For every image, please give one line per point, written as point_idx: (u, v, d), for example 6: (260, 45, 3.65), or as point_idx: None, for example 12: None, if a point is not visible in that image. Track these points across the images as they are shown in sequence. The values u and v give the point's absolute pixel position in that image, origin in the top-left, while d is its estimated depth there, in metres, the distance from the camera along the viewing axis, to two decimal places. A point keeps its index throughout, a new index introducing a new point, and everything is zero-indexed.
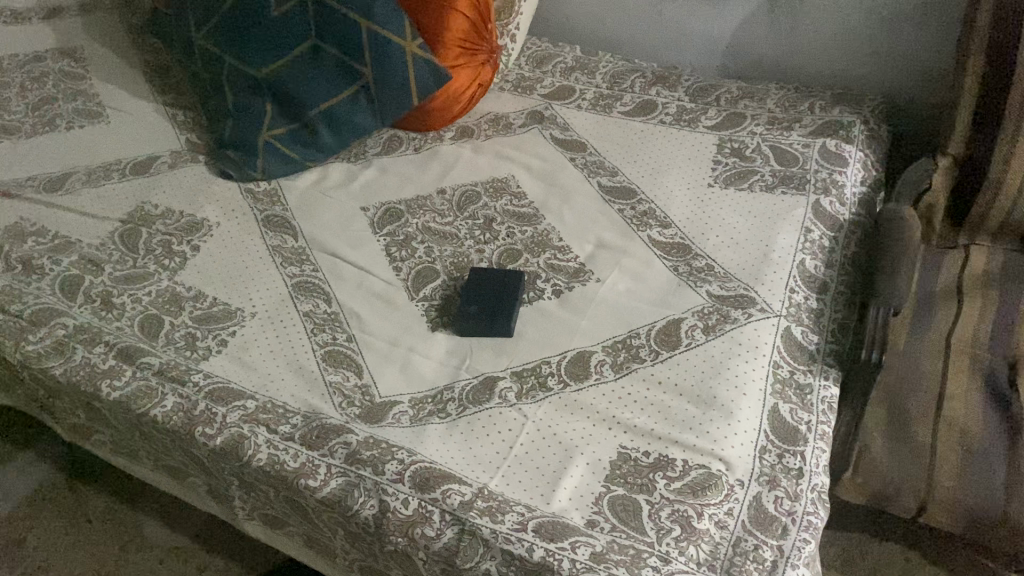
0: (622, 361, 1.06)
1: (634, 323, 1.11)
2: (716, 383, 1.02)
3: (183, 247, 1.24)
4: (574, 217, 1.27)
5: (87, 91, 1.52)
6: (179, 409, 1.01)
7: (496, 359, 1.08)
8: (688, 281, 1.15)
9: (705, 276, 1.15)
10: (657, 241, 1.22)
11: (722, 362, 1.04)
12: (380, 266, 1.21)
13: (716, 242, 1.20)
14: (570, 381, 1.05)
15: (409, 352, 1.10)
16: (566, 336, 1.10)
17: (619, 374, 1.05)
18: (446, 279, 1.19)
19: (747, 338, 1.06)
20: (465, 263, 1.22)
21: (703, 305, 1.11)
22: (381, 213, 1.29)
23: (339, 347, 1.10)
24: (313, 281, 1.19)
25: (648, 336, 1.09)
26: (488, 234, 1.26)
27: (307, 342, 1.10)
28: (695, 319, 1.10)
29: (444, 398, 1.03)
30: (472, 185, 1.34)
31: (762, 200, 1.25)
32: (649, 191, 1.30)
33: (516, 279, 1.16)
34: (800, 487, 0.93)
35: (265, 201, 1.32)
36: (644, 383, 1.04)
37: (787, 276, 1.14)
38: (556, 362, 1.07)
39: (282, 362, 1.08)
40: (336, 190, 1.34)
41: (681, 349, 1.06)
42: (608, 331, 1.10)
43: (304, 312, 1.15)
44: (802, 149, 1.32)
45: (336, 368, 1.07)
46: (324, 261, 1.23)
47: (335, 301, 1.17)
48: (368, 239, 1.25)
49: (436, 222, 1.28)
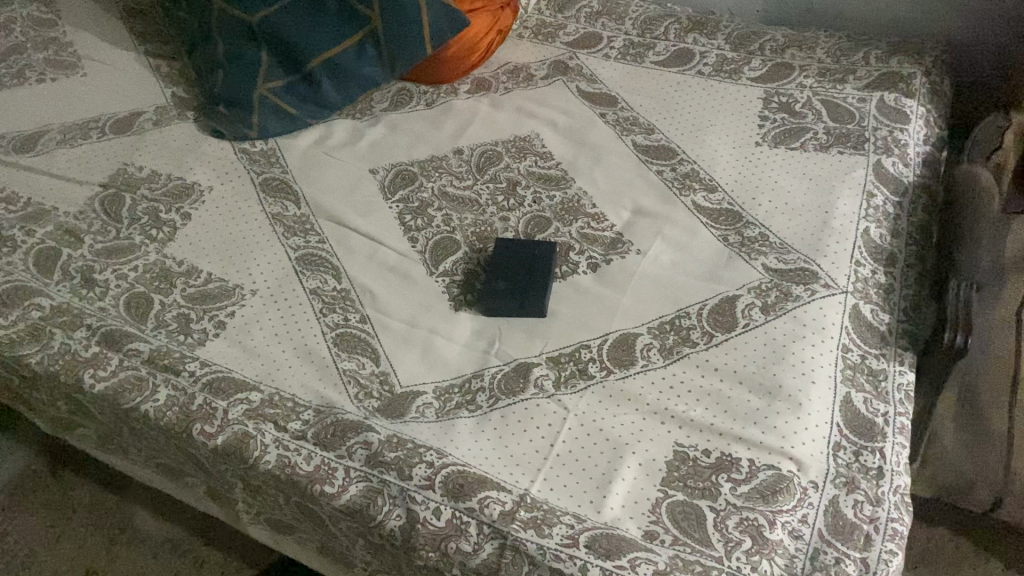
0: (672, 344, 0.95)
1: (683, 300, 0.99)
2: (780, 370, 0.91)
3: (172, 215, 1.10)
4: (608, 181, 1.15)
5: (59, 40, 1.37)
6: (173, 404, 0.88)
7: (530, 343, 0.97)
8: (741, 253, 1.04)
9: (758, 247, 1.04)
10: (702, 207, 1.10)
11: (785, 347, 0.93)
12: (393, 236, 1.09)
13: (768, 209, 1.08)
14: (614, 368, 0.93)
15: (431, 335, 0.98)
16: (606, 316, 0.99)
17: (668, 360, 0.94)
18: (468, 251, 1.07)
19: (812, 319, 0.95)
20: (488, 234, 1.09)
21: (760, 281, 1.00)
22: (392, 176, 1.16)
23: (352, 330, 0.98)
24: (319, 253, 1.07)
25: (699, 315, 0.97)
26: (513, 200, 1.13)
27: (316, 324, 0.98)
28: (751, 296, 0.98)
29: (473, 388, 0.92)
30: (492, 144, 1.21)
31: (817, 160, 1.13)
32: (690, 151, 1.17)
33: (547, 252, 1.04)
34: (882, 490, 0.83)
35: (262, 162, 1.18)
36: (699, 370, 0.92)
37: (852, 247, 1.02)
38: (596, 346, 0.96)
39: (289, 348, 0.96)
40: (341, 149, 1.20)
41: (737, 331, 0.95)
42: (654, 309, 0.99)
43: (311, 289, 1.02)
44: (858, 103, 1.19)
45: (350, 354, 0.95)
46: (331, 230, 1.10)
47: (344, 276, 1.04)
48: (379, 204, 1.13)
49: (454, 186, 1.15)
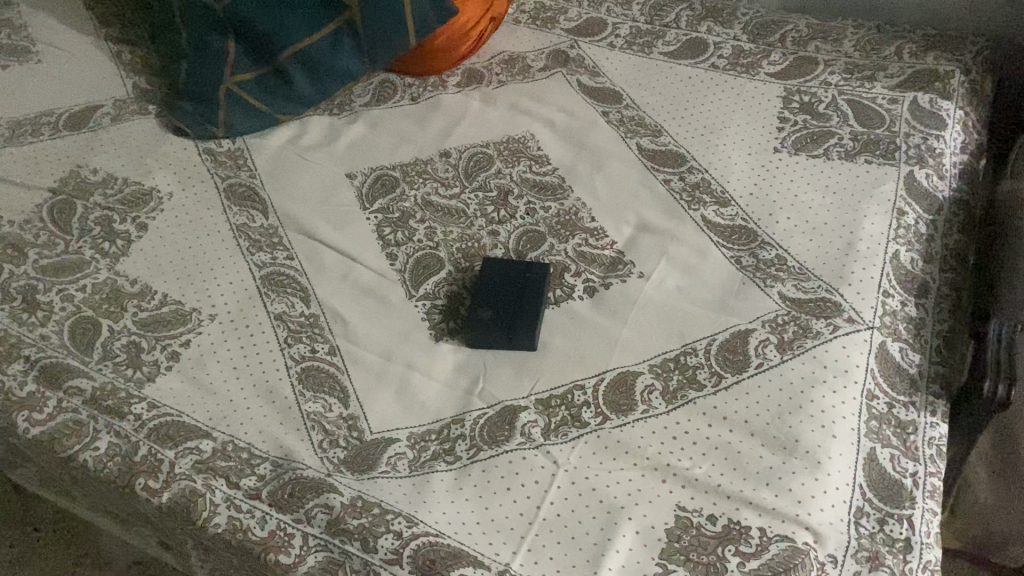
0: (676, 387, 0.85)
1: (688, 333, 0.89)
2: (796, 421, 0.81)
3: (127, 226, 1.00)
4: (609, 191, 1.04)
5: (14, 22, 1.25)
6: (114, 454, 0.79)
7: (517, 382, 0.86)
8: (754, 278, 0.93)
9: (774, 273, 0.93)
10: (713, 224, 0.99)
11: (803, 393, 0.83)
12: (370, 252, 0.98)
13: (787, 227, 0.97)
14: (610, 413, 0.83)
15: (408, 371, 0.88)
16: (603, 351, 0.88)
17: (672, 405, 0.83)
18: (452, 271, 0.97)
19: (833, 360, 0.85)
20: (474, 251, 0.99)
21: (776, 313, 0.89)
22: (371, 182, 1.06)
23: (319, 364, 0.88)
24: (287, 272, 0.96)
25: (707, 352, 0.87)
26: (504, 211, 1.03)
27: (280, 357, 0.88)
28: (766, 331, 0.88)
29: (451, 436, 0.82)
30: (482, 146, 1.10)
31: (841, 172, 1.02)
32: (701, 157, 1.06)
33: (539, 276, 0.94)
34: (910, 566, 0.73)
35: (229, 165, 1.07)
36: (706, 418, 0.82)
37: (879, 275, 0.91)
38: (591, 387, 0.85)
39: (249, 386, 0.86)
40: (316, 151, 1.09)
41: (749, 372, 0.85)
42: (656, 344, 0.88)
43: (277, 314, 0.92)
44: (888, 105, 1.08)
45: (315, 394, 0.85)
46: (301, 245, 0.99)
47: (314, 299, 0.94)
48: (356, 215, 1.02)
49: (439, 193, 1.05)
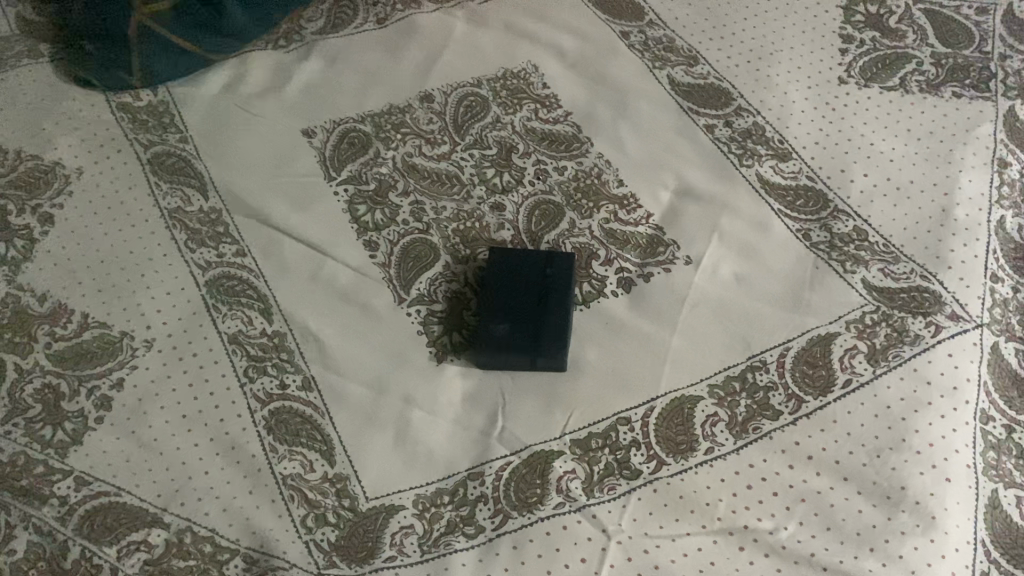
0: (745, 418, 0.68)
1: (755, 340, 0.71)
2: (900, 461, 0.65)
3: (26, 219, 0.78)
4: (639, 143, 0.83)
5: None
6: (37, 558, 0.63)
7: (545, 417, 0.69)
8: (829, 260, 0.75)
9: (852, 253, 0.75)
10: (773, 185, 0.79)
11: (904, 421, 0.66)
12: (343, 242, 0.78)
13: (865, 188, 0.78)
14: (665, 456, 0.66)
15: (406, 408, 0.69)
16: (650, 367, 0.70)
17: (742, 442, 0.67)
18: (451, 263, 0.77)
19: (939, 374, 0.68)
20: (476, 232, 0.79)
21: (863, 309, 0.72)
22: (337, 141, 0.84)
23: (292, 404, 0.69)
24: (239, 275, 0.76)
25: (780, 367, 0.70)
26: (509, 176, 0.82)
27: (242, 398, 0.69)
28: (850, 335, 0.71)
29: (470, 499, 0.65)
30: (474, 85, 0.87)
31: (925, 110, 0.82)
32: (750, 93, 0.85)
33: (561, 267, 0.74)
34: None
35: (152, 125, 0.84)
36: (786, 459, 0.66)
37: (984, 253, 0.74)
38: (639, 420, 0.68)
39: (205, 441, 0.67)
40: (261, 100, 0.86)
41: (835, 394, 0.68)
42: (716, 356, 0.71)
43: (232, 336, 0.72)
44: (976, 19, 0.88)
45: (292, 449, 0.67)
46: (254, 234, 0.78)
47: (277, 311, 0.74)
48: (321, 189, 0.80)
49: (424, 153, 0.83)
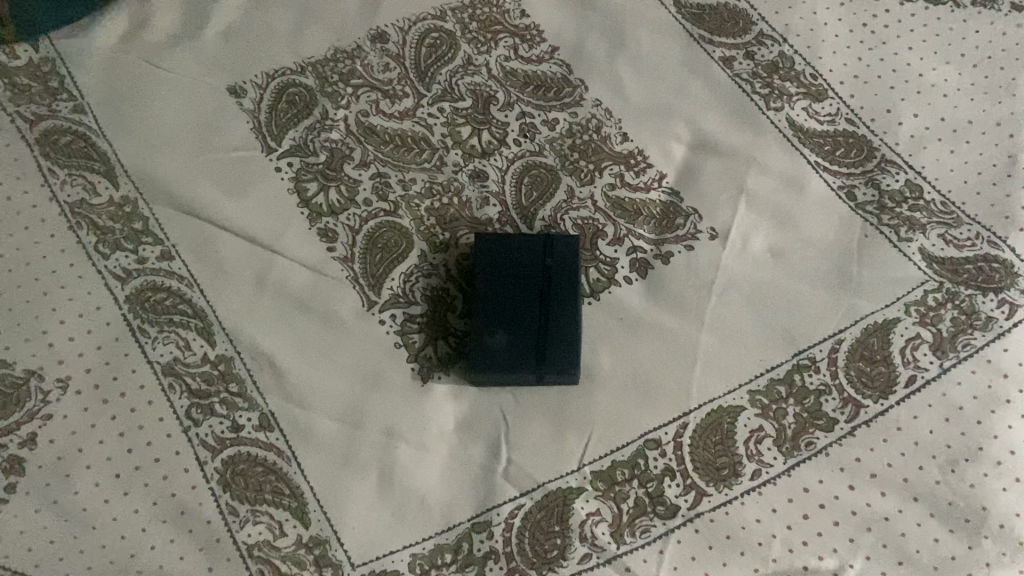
0: (795, 431, 0.57)
1: (798, 332, 0.60)
2: (978, 475, 0.56)
3: None
4: (642, 84, 0.68)
5: None
6: None
7: (557, 444, 0.57)
8: (879, 226, 0.63)
9: (906, 215, 0.63)
10: (807, 132, 0.66)
11: (980, 426, 0.57)
12: (291, 232, 0.63)
13: (915, 131, 0.65)
14: (705, 485, 0.56)
15: (389, 445, 0.57)
16: (678, 375, 0.59)
17: (792, 460, 0.57)
18: (427, 252, 0.62)
19: (1015, 365, 0.58)
20: (455, 211, 0.64)
21: (922, 286, 0.61)
22: (273, 101, 0.67)
23: (249, 450, 0.57)
24: (167, 286, 0.61)
25: (832, 365, 0.59)
26: (489, 136, 0.66)
27: (187, 448, 0.57)
28: (911, 320, 0.60)
29: (479, 557, 0.55)
30: (437, 18, 0.71)
31: (980, 29, 0.69)
32: (772, 15, 0.70)
33: (562, 255, 0.60)
34: None
35: (35, 91, 0.66)
36: (845, 478, 0.56)
37: None
38: (671, 443, 0.57)
39: (147, 506, 0.55)
40: (171, 50, 0.68)
41: (897, 395, 0.58)
42: (755, 355, 0.59)
43: (166, 367, 0.59)
44: None
45: (256, 509, 0.55)
46: (179, 231, 0.63)
47: (219, 330, 0.60)
48: (258, 165, 0.65)
49: (383, 111, 0.67)
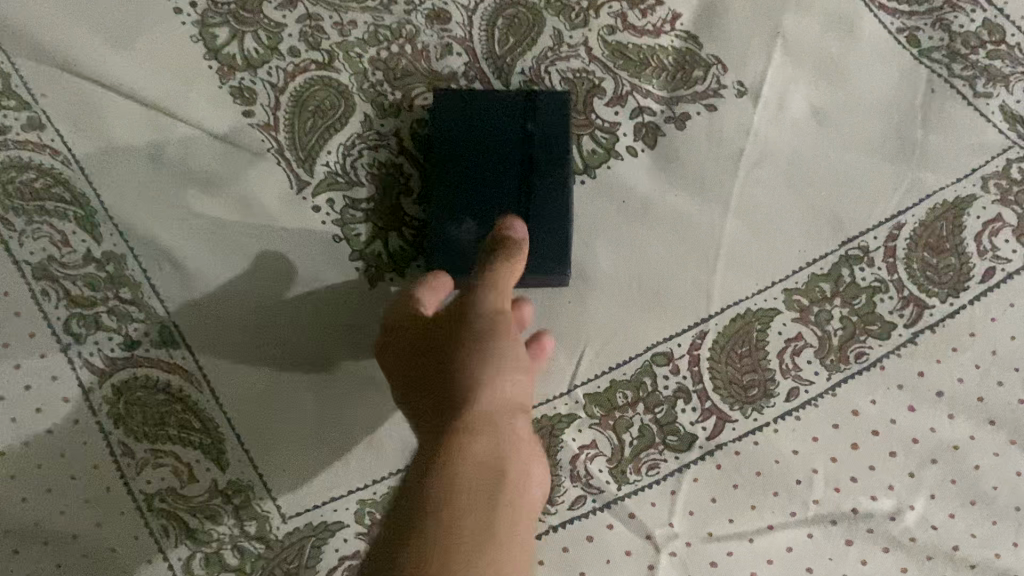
0: (843, 340, 0.45)
1: (848, 215, 0.47)
2: None
3: None
4: None
5: None
6: None
7: (541, 359, 0.45)
8: (950, 78, 0.49)
9: (983, 64, 0.49)
10: None
11: None
12: (197, 94, 0.48)
13: None
14: (729, 409, 0.44)
15: (326, 371, 0.45)
16: (694, 272, 0.46)
17: (839, 375, 0.45)
18: (373, 116, 0.49)
19: None
20: (408, 63, 0.49)
21: (1004, 155, 0.48)
22: None
23: (148, 372, 0.44)
24: (38, 165, 0.47)
25: (889, 256, 0.46)
26: None
27: (69, 373, 0.44)
28: (989, 197, 0.47)
29: None
30: None
31: None
32: None
33: (549, 121, 0.46)
34: None
35: None
36: (904, 397, 0.44)
37: None
38: (686, 356, 0.45)
39: (15, 449, 0.43)
40: None
41: (971, 292, 0.46)
42: (793, 245, 0.47)
43: (38, 269, 0.45)
44: None
45: (158, 449, 0.43)
46: (51, 89, 0.48)
47: (107, 223, 0.46)
48: (155, 8, 0.50)
49: None
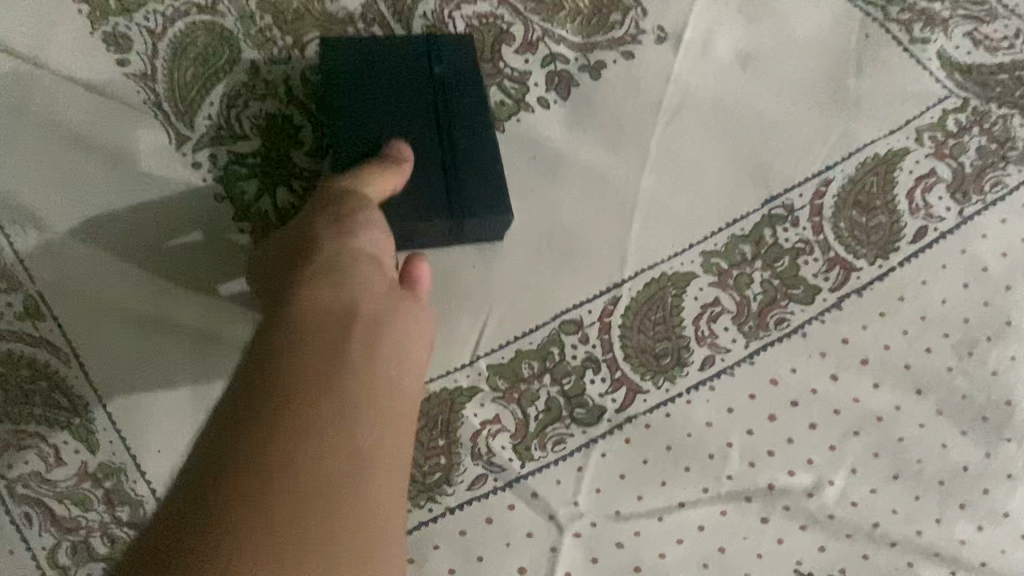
0: (764, 304, 0.42)
1: (773, 170, 0.44)
2: (1001, 359, 0.42)
3: None
4: None
5: None
6: None
7: (441, 329, 0.41)
8: (885, 22, 0.46)
9: (922, 7, 0.46)
10: None
11: (1009, 293, 0.42)
12: (60, 37, 0.43)
13: None
14: (640, 380, 0.42)
15: (204, 350, 0.42)
16: (608, 234, 0.43)
17: (758, 343, 0.42)
18: (261, 63, 0.44)
19: None
20: (299, 6, 0.45)
21: (940, 105, 0.45)
22: None
23: (10, 347, 0.41)
24: None
25: (816, 216, 0.43)
26: None
27: None
28: (923, 151, 0.44)
29: None
30: None
31: None
32: None
33: (453, 62, 0.41)
34: None
35: None
36: (827, 367, 0.42)
37: None
38: (596, 323, 0.42)
39: None
40: None
41: (901, 253, 0.43)
42: (713, 202, 0.43)
43: None
44: None
45: (20, 430, 0.40)
46: None
47: None
48: None
49: None
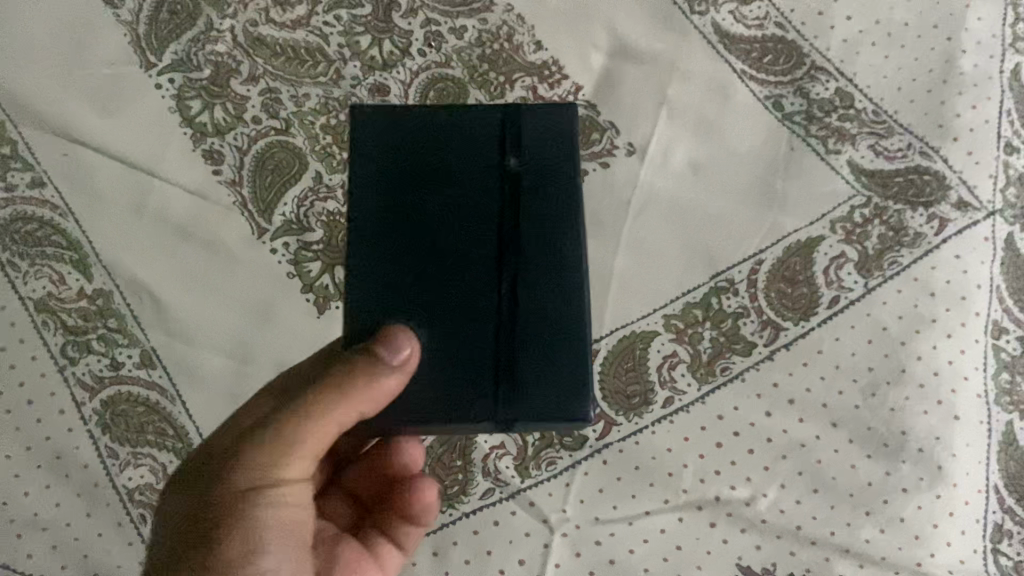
0: (712, 356, 0.54)
1: (719, 252, 0.56)
2: (899, 399, 0.53)
3: None
4: None
5: None
6: None
7: None
8: (807, 137, 0.59)
9: (836, 126, 0.59)
10: (734, 40, 0.61)
11: (905, 346, 0.54)
12: (171, 154, 0.57)
13: (847, 40, 0.61)
14: (615, 415, 0.53)
15: None
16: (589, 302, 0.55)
17: (707, 386, 0.54)
18: (323, 171, 0.58)
19: (945, 284, 0.55)
20: None
21: (850, 202, 0.57)
22: (154, 11, 0.60)
23: (132, 388, 0.53)
24: (42, 216, 0.56)
25: (752, 288, 0.56)
26: (392, 45, 0.61)
27: (65, 389, 0.53)
28: (835, 237, 0.56)
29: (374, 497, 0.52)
30: None
31: None
32: None
33: (532, 134, 0.43)
34: None
35: None
36: (762, 405, 0.53)
37: (997, 116, 0.59)
38: None
39: (19, 452, 0.52)
40: None
41: (819, 316, 0.55)
42: (672, 277, 0.56)
43: (39, 301, 0.54)
44: None
45: (138, 453, 0.52)
46: (53, 153, 0.57)
47: (96, 263, 0.55)
48: (137, 81, 0.59)
49: (273, 20, 0.61)
